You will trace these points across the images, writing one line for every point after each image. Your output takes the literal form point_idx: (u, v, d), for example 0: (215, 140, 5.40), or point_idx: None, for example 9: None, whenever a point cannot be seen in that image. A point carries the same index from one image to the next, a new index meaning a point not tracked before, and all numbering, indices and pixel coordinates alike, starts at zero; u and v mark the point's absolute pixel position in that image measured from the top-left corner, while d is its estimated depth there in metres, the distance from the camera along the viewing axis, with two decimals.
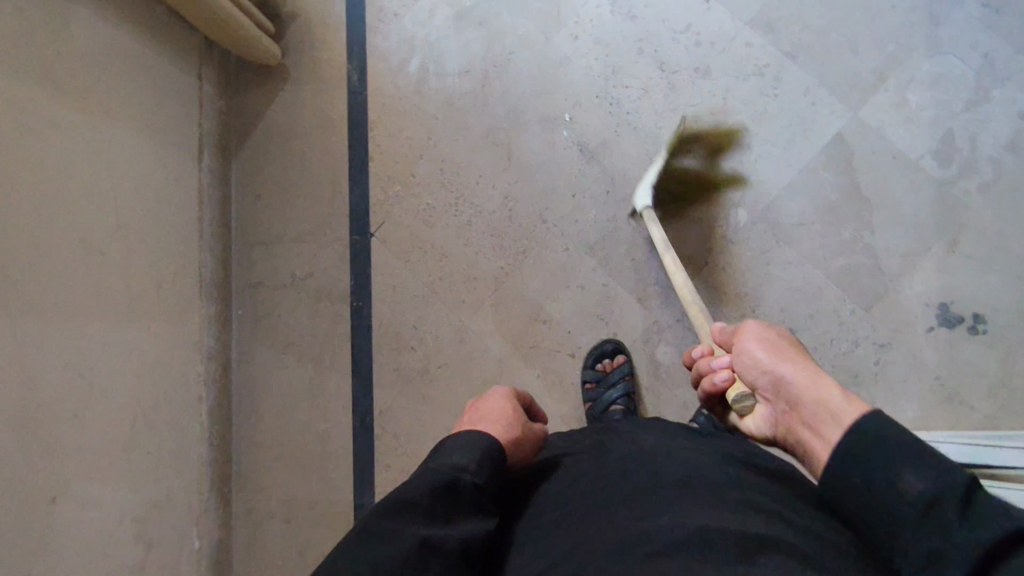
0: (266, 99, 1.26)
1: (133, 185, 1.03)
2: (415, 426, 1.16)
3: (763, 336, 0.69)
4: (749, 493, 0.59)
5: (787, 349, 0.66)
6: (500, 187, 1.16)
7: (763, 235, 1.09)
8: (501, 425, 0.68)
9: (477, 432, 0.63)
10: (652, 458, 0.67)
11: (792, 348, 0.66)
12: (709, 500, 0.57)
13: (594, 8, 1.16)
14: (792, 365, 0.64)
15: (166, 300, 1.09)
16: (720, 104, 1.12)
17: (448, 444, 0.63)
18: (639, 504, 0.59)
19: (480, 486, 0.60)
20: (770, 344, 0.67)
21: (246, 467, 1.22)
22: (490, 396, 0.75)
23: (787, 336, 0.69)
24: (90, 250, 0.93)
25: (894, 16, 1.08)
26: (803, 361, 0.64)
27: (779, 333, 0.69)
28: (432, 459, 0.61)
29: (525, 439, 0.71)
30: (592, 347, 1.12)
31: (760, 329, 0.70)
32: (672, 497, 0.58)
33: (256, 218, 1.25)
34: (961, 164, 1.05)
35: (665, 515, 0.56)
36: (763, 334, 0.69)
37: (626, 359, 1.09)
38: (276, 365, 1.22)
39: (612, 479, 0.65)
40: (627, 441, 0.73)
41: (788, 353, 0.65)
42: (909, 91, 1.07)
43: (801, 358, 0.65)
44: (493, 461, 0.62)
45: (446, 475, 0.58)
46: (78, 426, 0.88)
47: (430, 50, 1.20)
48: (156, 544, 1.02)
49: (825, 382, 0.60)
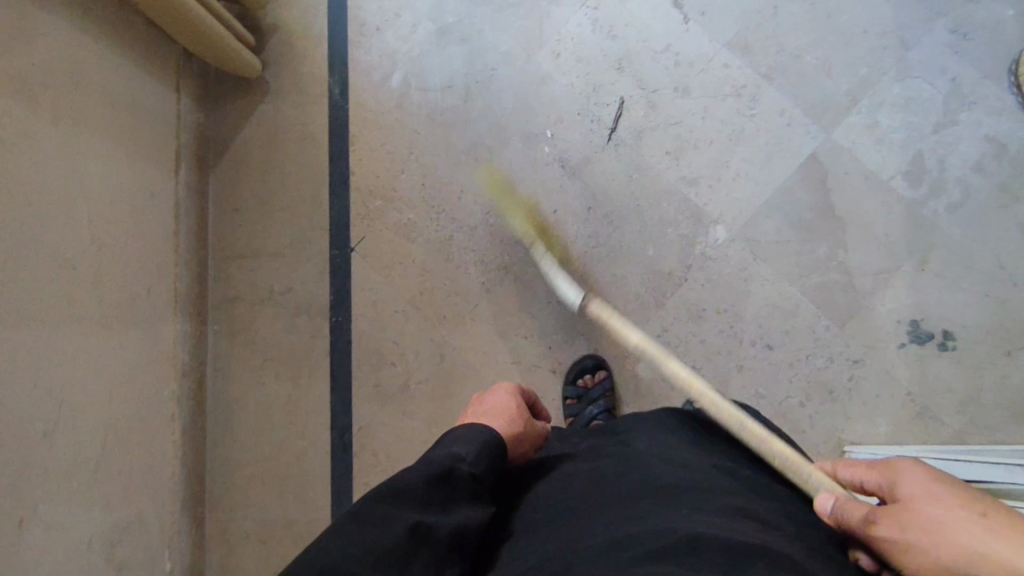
0: (245, 111, 1.24)
1: (108, 199, 1.01)
2: (395, 443, 1.15)
3: (913, 542, 0.51)
4: (737, 500, 0.61)
5: (957, 544, 0.49)
6: (482, 202, 1.17)
7: (741, 252, 1.11)
8: (502, 420, 0.70)
9: (478, 426, 0.63)
10: (647, 461, 0.68)
11: (959, 529, 0.49)
12: (699, 505, 0.59)
13: (575, 26, 1.17)
14: (958, 543, 0.49)
15: (140, 315, 1.07)
16: (699, 123, 1.14)
17: (448, 435, 0.63)
18: (631, 509, 0.60)
19: (477, 477, 0.59)
20: (937, 552, 0.50)
21: (220, 486, 1.19)
22: (496, 392, 0.77)
23: (932, 503, 0.52)
24: (61, 264, 0.90)
25: (866, 40, 1.11)
26: (987, 550, 0.47)
27: (919, 513, 0.52)
28: (431, 450, 0.61)
29: (524, 435, 0.71)
30: (573, 364, 1.12)
31: (898, 527, 0.53)
32: (665, 501, 0.60)
33: (233, 231, 1.23)
34: (930, 186, 1.08)
35: (654, 519, 0.57)
36: (909, 535, 0.52)
37: (607, 375, 1.10)
38: (252, 381, 1.20)
39: (603, 480, 0.66)
40: (620, 446, 0.73)
41: (963, 549, 0.49)
42: (881, 114, 1.10)
43: (983, 545, 0.48)
44: (492, 453, 0.62)
45: (443, 464, 0.58)
46: (48, 445, 0.86)
47: (413, 65, 1.20)
48: (127, 567, 1.00)
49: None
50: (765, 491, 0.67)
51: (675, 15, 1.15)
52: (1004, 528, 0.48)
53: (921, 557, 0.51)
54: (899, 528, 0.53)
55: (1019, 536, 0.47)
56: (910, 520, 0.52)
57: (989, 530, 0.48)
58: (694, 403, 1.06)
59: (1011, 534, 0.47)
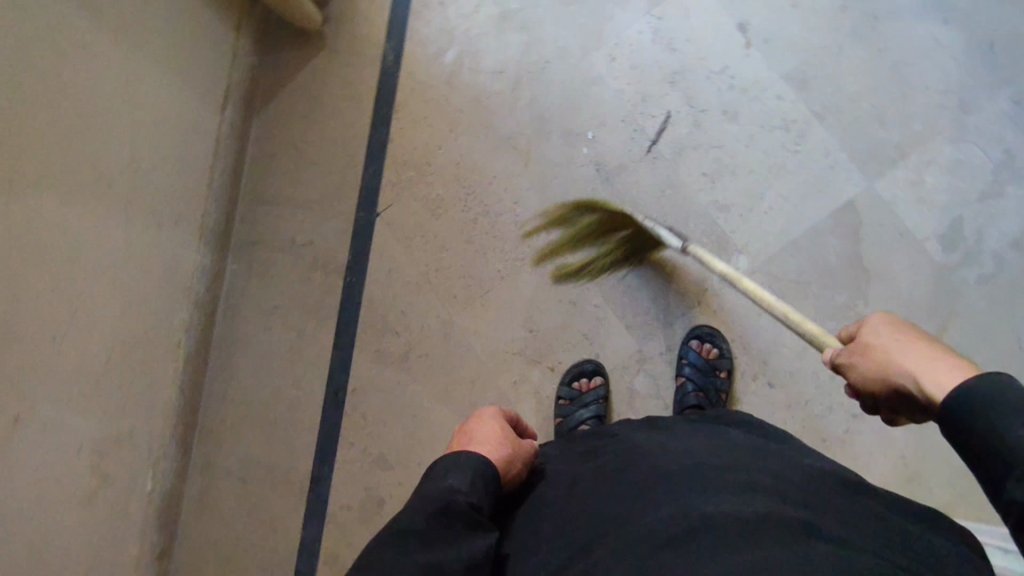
0: (299, 62, 1.26)
1: (153, 124, 1.04)
2: (385, 410, 1.17)
3: (854, 362, 0.61)
4: (743, 474, 0.66)
5: (876, 357, 0.58)
6: (513, 191, 1.17)
7: (759, 285, 1.10)
8: (490, 445, 0.72)
9: (467, 454, 0.66)
10: (648, 452, 0.73)
11: (880, 346, 0.58)
12: (707, 488, 0.63)
13: (636, 33, 1.16)
14: (888, 358, 0.57)
15: (164, 242, 1.10)
16: (741, 150, 1.13)
17: (440, 468, 0.66)
18: (643, 497, 0.65)
19: (476, 505, 0.62)
20: (865, 368, 0.59)
21: (211, 421, 1.21)
22: (477, 419, 0.79)
23: (866, 330, 0.61)
24: (93, 178, 0.93)
25: (926, 96, 1.09)
26: (892, 359, 0.56)
27: (858, 342, 0.61)
28: (424, 486, 0.64)
29: (517, 454, 0.73)
30: (572, 365, 1.13)
31: (846, 354, 0.63)
32: (670, 486, 0.65)
33: (267, 177, 1.25)
34: (964, 253, 1.06)
35: (668, 503, 0.62)
36: (850, 358, 0.62)
37: (602, 382, 1.10)
38: (259, 325, 1.22)
39: (611, 473, 0.71)
40: (620, 448, 0.76)
41: (880, 360, 0.58)
42: (928, 172, 1.08)
43: (891, 354, 0.57)
44: (484, 479, 0.65)
45: (441, 499, 0.61)
46: (55, 349, 0.89)
47: (469, 44, 1.20)
48: (111, 480, 1.03)
49: (923, 382, 0.52)
50: (770, 458, 0.71)
51: (738, 38, 1.14)
52: (912, 338, 0.56)
53: (857, 375, 0.61)
54: (846, 354, 0.63)
55: (923, 346, 0.55)
56: (852, 348, 0.61)
57: (900, 341, 0.57)
58: (691, 342, 1.09)
59: (919, 344, 0.55)
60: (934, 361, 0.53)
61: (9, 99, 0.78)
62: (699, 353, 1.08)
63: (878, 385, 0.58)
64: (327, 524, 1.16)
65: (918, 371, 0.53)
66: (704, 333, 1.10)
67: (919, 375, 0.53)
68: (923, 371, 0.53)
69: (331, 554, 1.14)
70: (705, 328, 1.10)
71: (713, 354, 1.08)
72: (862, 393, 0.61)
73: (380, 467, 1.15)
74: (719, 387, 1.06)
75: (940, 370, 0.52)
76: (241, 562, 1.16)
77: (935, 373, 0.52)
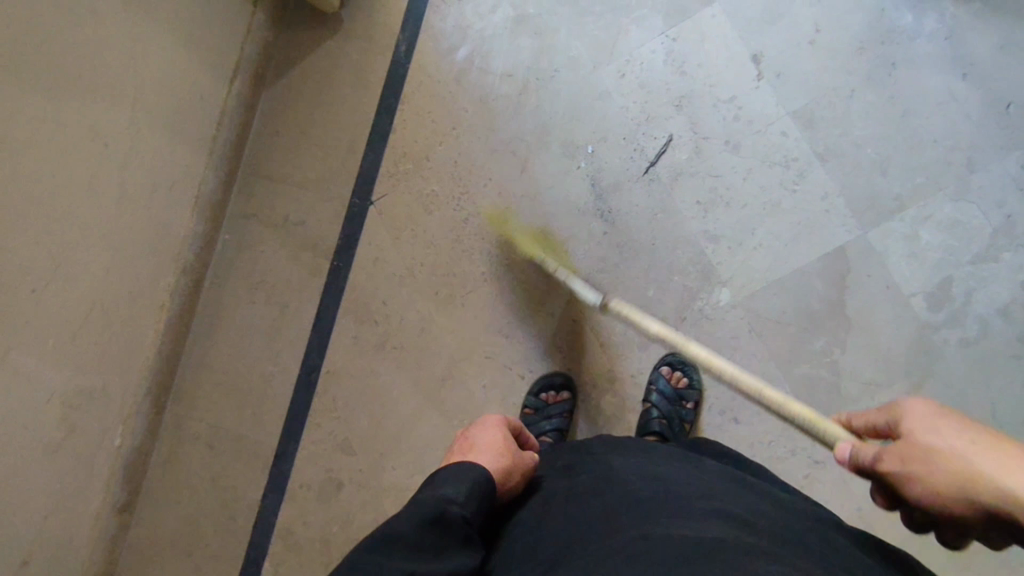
0: (313, 42, 1.26)
1: (159, 89, 1.05)
2: (356, 396, 1.19)
3: (917, 474, 0.52)
4: (714, 503, 0.66)
5: (956, 472, 0.49)
6: (507, 195, 1.17)
7: (739, 320, 1.10)
8: (491, 456, 0.76)
9: (468, 464, 0.69)
10: (622, 477, 0.72)
11: (959, 457, 0.49)
12: (676, 515, 0.63)
13: (649, 51, 1.15)
14: (975, 471, 0.48)
15: (159, 206, 1.11)
16: (739, 182, 1.12)
17: (439, 477, 0.68)
18: (611, 520, 0.64)
19: (467, 518, 0.64)
20: (939, 484, 0.50)
21: (186, 384, 1.24)
22: (483, 429, 0.84)
23: (931, 435, 0.52)
24: (92, 138, 0.94)
25: (933, 150, 1.08)
26: (983, 478, 0.47)
27: (919, 446, 0.52)
28: (421, 492, 0.66)
29: (516, 466, 0.77)
30: (542, 375, 1.13)
31: (901, 463, 0.53)
32: (639, 511, 0.64)
33: (269, 152, 1.26)
34: (949, 313, 1.05)
35: (634, 526, 0.62)
36: (910, 470, 0.52)
37: (569, 398, 1.11)
38: (243, 297, 1.24)
39: (583, 496, 0.70)
40: (598, 468, 0.76)
41: (964, 477, 0.48)
42: (923, 228, 1.07)
43: (981, 473, 0.47)
44: (480, 492, 0.67)
45: (434, 508, 0.63)
46: (36, 300, 0.91)
47: (481, 44, 1.20)
48: (79, 432, 1.05)
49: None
50: (751, 493, 0.71)
51: (751, 68, 1.13)
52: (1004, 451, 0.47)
53: (926, 490, 0.51)
54: (900, 463, 0.53)
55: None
56: (910, 453, 0.52)
57: (989, 454, 0.48)
58: (662, 368, 1.10)
59: (1015, 458, 0.47)
60: None
61: (13, 53, 0.79)
62: (667, 380, 1.09)
63: (960, 505, 0.49)
64: (287, 500, 1.18)
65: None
66: (676, 360, 1.10)
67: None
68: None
69: (287, 529, 1.17)
70: (678, 356, 1.10)
71: (682, 382, 1.09)
72: (920, 506, 0.52)
73: (345, 451, 1.18)
74: (683, 418, 1.07)
75: None
76: (199, 526, 1.19)
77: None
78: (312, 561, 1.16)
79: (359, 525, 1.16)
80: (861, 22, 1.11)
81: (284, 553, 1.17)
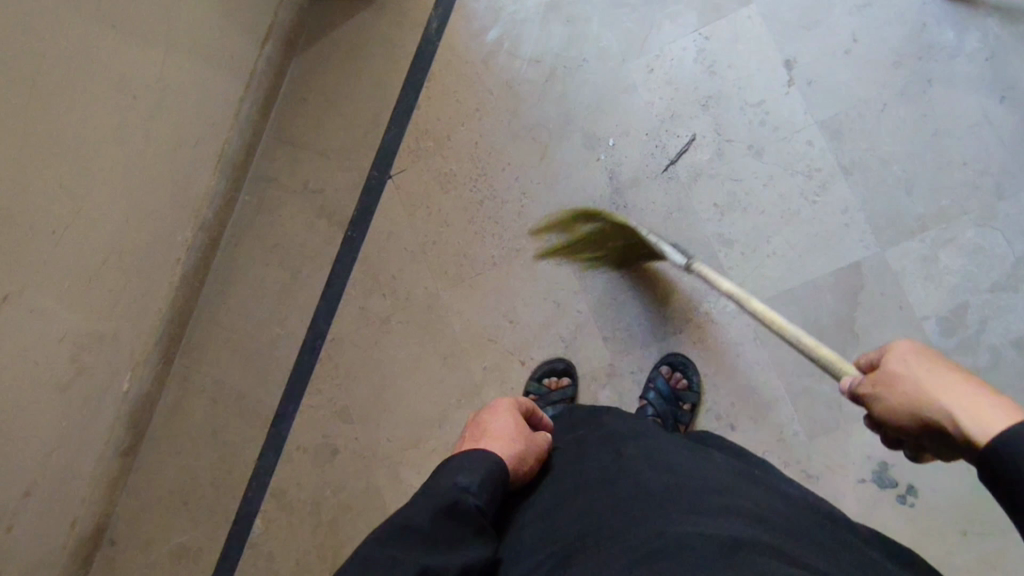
0: (346, 11, 1.26)
1: (190, 45, 1.07)
2: (358, 366, 1.20)
3: (882, 396, 0.58)
4: (726, 499, 0.66)
5: (909, 392, 0.55)
6: (524, 181, 1.17)
7: (744, 327, 1.09)
8: (504, 442, 0.77)
9: (481, 455, 0.70)
10: (633, 467, 0.72)
11: (914, 381, 0.55)
12: (687, 511, 0.63)
13: (680, 48, 1.14)
14: (922, 391, 0.54)
15: (182, 161, 1.13)
16: (758, 188, 1.10)
17: (452, 467, 0.69)
18: (619, 512, 0.65)
19: (481, 508, 0.66)
20: (896, 403, 0.56)
21: (195, 339, 1.26)
22: (497, 413, 0.84)
23: (897, 363, 0.57)
24: (119, 88, 0.96)
25: (961, 172, 1.05)
26: (926, 397, 0.53)
27: (885, 371, 0.58)
28: (436, 482, 0.68)
29: (528, 453, 0.78)
30: (544, 362, 1.14)
31: (873, 386, 0.60)
32: (648, 504, 0.65)
33: (294, 118, 1.27)
34: (961, 340, 1.03)
35: (651, 522, 0.62)
36: (878, 393, 0.59)
37: (571, 383, 1.12)
38: (257, 259, 1.25)
39: (593, 489, 0.71)
40: (604, 456, 0.76)
41: (913, 396, 0.55)
42: (943, 251, 1.05)
43: (925, 393, 0.53)
44: (493, 481, 0.68)
45: (447, 500, 0.64)
46: (55, 242, 0.94)
47: (513, 27, 1.20)
48: (88, 374, 1.09)
49: (961, 423, 0.49)
50: (760, 488, 0.71)
51: (782, 74, 1.11)
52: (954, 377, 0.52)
53: (889, 409, 0.57)
54: (873, 385, 0.60)
55: (968, 387, 0.51)
56: (879, 377, 0.59)
57: (940, 379, 0.53)
58: (661, 368, 1.09)
59: (963, 383, 0.52)
60: (976, 405, 0.49)
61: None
62: (666, 379, 1.08)
63: (910, 421, 0.55)
64: (282, 460, 1.21)
65: (963, 418, 0.49)
66: (676, 360, 1.10)
67: (959, 420, 0.50)
68: (960, 411, 0.50)
69: (280, 488, 1.20)
70: (678, 356, 1.10)
71: (681, 383, 1.08)
72: (886, 425, 0.59)
73: (342, 418, 1.20)
74: (679, 418, 1.07)
75: (979, 409, 0.49)
76: (197, 477, 1.22)
77: (982, 420, 0.48)
78: (301, 522, 1.19)
79: (350, 492, 1.18)
80: (899, 36, 1.08)
81: (275, 511, 1.20)
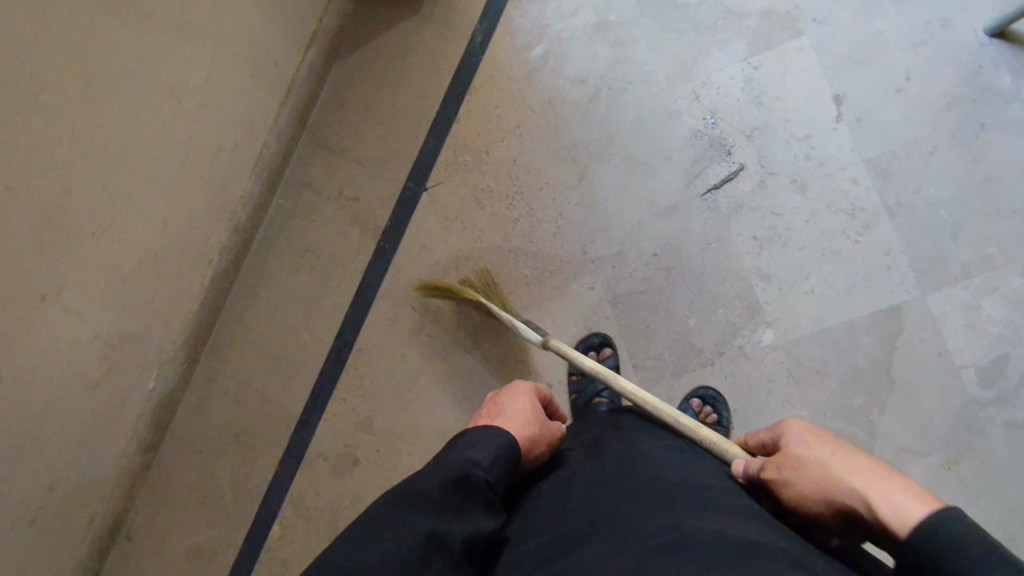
0: (390, 21, 1.26)
1: (235, 51, 1.06)
2: (383, 377, 1.20)
3: (790, 479, 0.60)
4: (743, 501, 0.63)
5: (817, 472, 0.57)
6: (561, 201, 1.16)
7: (778, 364, 1.07)
8: (520, 424, 0.75)
9: (496, 431, 0.68)
10: (647, 466, 0.70)
11: (816, 461, 0.58)
12: (704, 507, 0.60)
13: (727, 76, 1.12)
14: (830, 471, 0.56)
15: (220, 164, 1.13)
16: (800, 224, 1.08)
17: (466, 439, 0.68)
18: (631, 504, 0.63)
19: (491, 484, 0.65)
20: (805, 486, 0.58)
21: (221, 340, 1.26)
22: (513, 395, 0.83)
23: (800, 445, 0.61)
24: (165, 91, 0.96)
25: (1010, 220, 1.04)
26: (835, 480, 0.55)
27: (793, 455, 0.61)
28: (448, 451, 0.66)
29: (541, 437, 0.77)
30: (581, 339, 1.12)
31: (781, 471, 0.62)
32: (664, 499, 0.62)
33: (333, 124, 1.26)
34: (999, 392, 1.02)
35: (660, 514, 0.60)
36: (786, 476, 0.61)
37: (612, 353, 1.09)
38: (288, 263, 1.25)
39: (609, 480, 0.69)
40: (622, 451, 0.75)
41: (822, 478, 0.57)
42: (986, 299, 1.03)
43: (835, 474, 0.56)
44: (506, 458, 0.67)
45: (459, 470, 0.63)
46: (91, 244, 0.94)
47: (558, 45, 1.18)
48: (115, 373, 1.08)
49: (873, 504, 0.51)
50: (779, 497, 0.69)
51: (830, 108, 1.09)
52: (857, 460, 0.55)
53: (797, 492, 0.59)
54: (780, 470, 0.62)
55: (864, 466, 0.55)
56: (787, 461, 0.62)
57: (839, 455, 0.57)
58: (691, 401, 1.07)
59: (858, 461, 0.56)
60: (884, 484, 0.52)
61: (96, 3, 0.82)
62: (696, 413, 1.06)
63: (819, 505, 0.57)
64: (302, 468, 1.21)
65: (868, 492, 0.52)
66: (707, 394, 1.07)
67: (870, 499, 0.52)
68: (870, 490, 0.52)
69: (299, 495, 1.20)
70: (710, 389, 1.07)
71: (711, 419, 1.05)
72: (798, 510, 0.60)
73: (364, 429, 1.19)
74: None
75: (888, 489, 0.51)
76: (217, 478, 1.23)
77: (883, 491, 0.51)
78: (318, 530, 1.19)
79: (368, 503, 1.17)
80: (954, 78, 1.06)
81: (292, 518, 1.20)
